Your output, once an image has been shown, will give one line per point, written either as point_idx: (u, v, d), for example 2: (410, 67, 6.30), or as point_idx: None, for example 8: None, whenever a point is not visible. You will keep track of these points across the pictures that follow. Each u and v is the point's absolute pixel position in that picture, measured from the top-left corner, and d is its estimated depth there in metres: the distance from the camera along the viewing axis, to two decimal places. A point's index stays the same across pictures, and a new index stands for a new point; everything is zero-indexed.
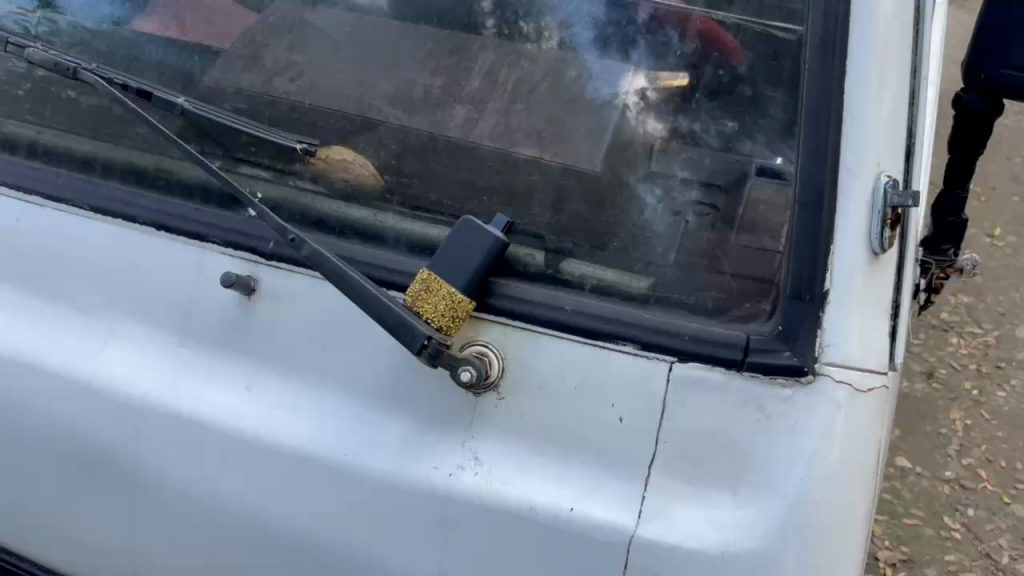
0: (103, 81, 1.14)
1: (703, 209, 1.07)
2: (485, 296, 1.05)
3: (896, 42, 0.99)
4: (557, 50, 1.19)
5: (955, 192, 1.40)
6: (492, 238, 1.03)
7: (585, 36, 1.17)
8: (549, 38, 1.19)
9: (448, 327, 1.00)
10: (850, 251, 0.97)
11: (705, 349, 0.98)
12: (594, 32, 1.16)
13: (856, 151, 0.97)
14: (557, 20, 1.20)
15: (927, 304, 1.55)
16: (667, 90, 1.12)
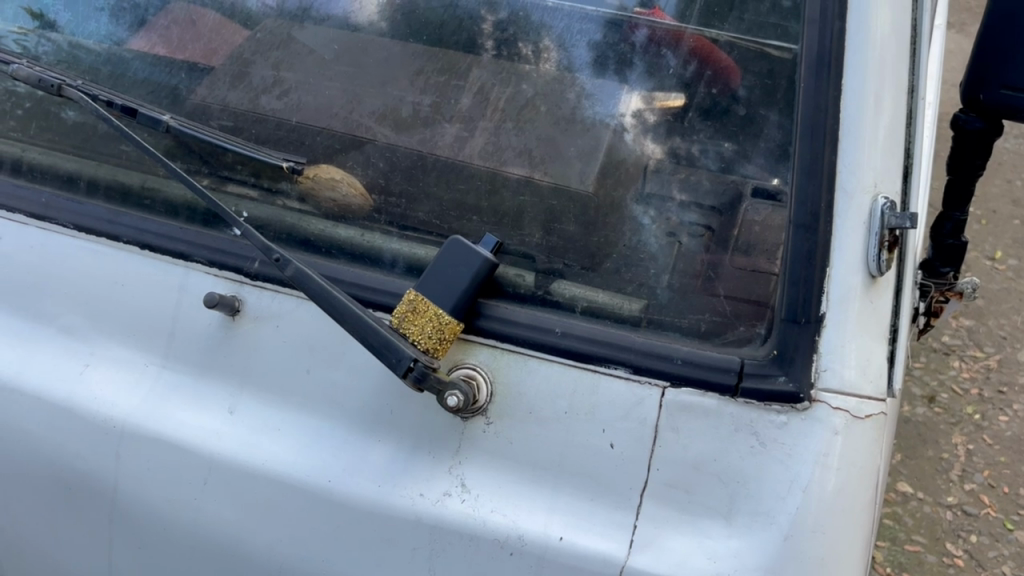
0: (87, 98, 1.13)
1: (699, 229, 1.04)
2: (478, 314, 1.03)
3: (893, 62, 0.97)
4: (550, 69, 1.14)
5: (954, 214, 1.34)
6: (481, 259, 1.01)
7: (580, 55, 1.13)
8: (548, 59, 1.14)
9: (434, 349, 0.98)
10: (846, 273, 0.94)
11: (696, 372, 0.96)
12: (592, 53, 1.12)
13: (851, 172, 0.95)
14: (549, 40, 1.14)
15: (926, 330, 1.47)
16: (665, 111, 1.09)
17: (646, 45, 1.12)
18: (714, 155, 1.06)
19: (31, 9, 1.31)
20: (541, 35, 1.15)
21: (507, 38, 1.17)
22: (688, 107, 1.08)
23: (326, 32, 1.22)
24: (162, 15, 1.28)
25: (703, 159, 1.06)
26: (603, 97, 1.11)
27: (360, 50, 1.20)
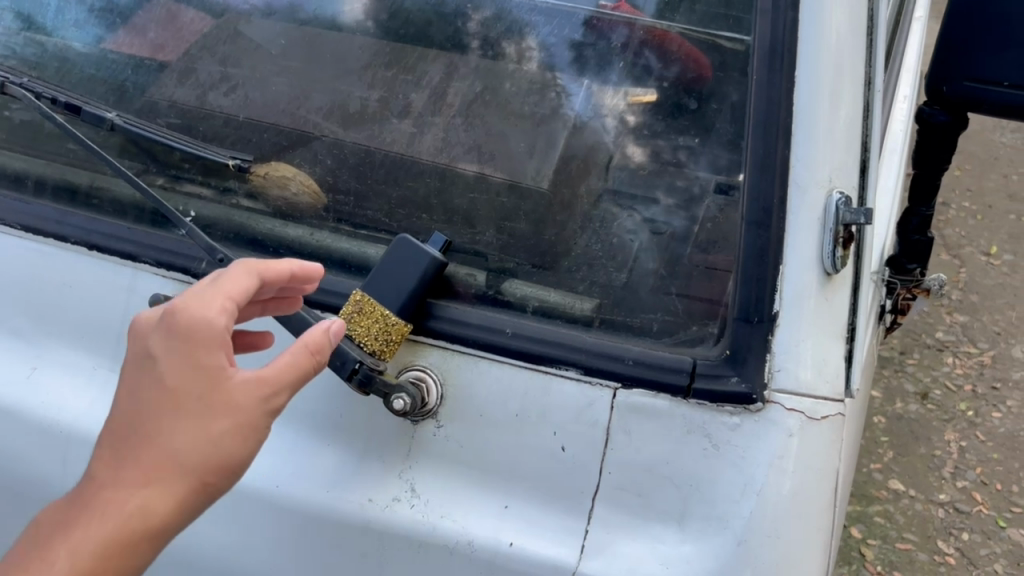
0: (30, 95, 1.09)
1: (661, 232, 1.01)
2: (433, 314, 1.00)
3: (848, 53, 0.93)
4: (496, 63, 1.12)
5: (920, 209, 1.30)
6: (429, 258, 0.98)
7: (561, 55, 1.09)
8: (531, 59, 1.10)
9: (381, 352, 0.96)
10: (800, 270, 0.91)
11: (648, 373, 0.94)
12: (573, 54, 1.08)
13: (804, 166, 0.91)
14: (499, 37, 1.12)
15: (893, 326, 1.43)
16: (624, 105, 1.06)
17: (626, 45, 1.08)
18: (671, 149, 1.03)
19: None
20: (505, 32, 1.12)
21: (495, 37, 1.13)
22: (644, 103, 1.05)
23: (276, 28, 1.19)
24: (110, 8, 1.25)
25: (659, 154, 1.03)
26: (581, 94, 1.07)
27: (310, 45, 1.17)
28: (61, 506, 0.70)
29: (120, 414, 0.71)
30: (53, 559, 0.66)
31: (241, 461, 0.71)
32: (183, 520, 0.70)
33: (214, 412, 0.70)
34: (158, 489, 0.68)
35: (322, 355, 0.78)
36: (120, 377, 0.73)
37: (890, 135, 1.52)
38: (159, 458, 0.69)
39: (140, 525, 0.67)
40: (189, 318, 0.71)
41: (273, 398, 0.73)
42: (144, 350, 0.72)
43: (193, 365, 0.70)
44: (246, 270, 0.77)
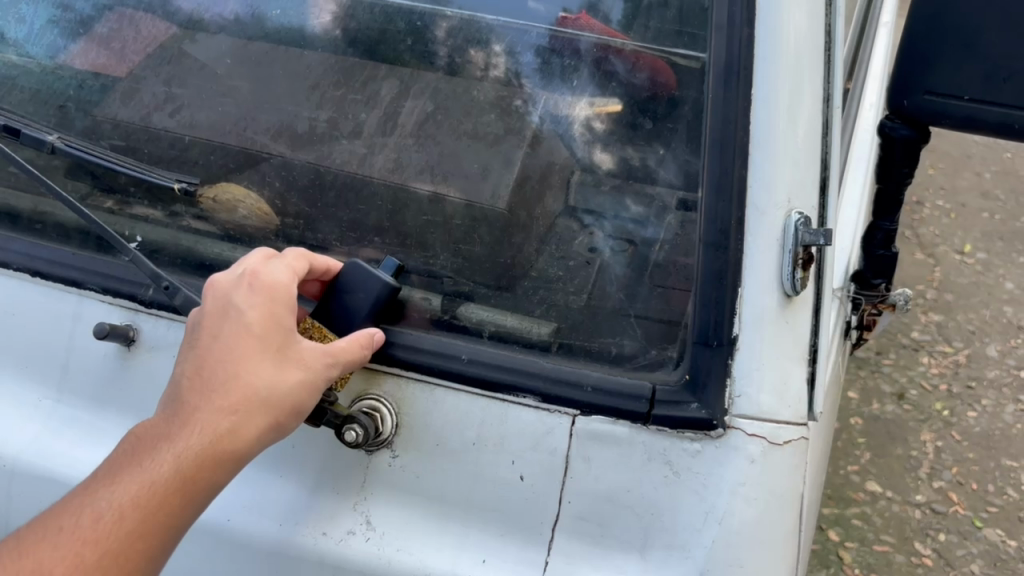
0: None
1: (613, 245, 1.00)
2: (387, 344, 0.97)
3: (805, 71, 0.91)
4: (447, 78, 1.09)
5: (884, 221, 1.30)
6: (380, 287, 0.95)
7: (527, 59, 1.06)
8: (498, 66, 1.06)
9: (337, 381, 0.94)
10: (759, 293, 0.89)
11: (607, 400, 0.91)
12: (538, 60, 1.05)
13: (762, 187, 0.89)
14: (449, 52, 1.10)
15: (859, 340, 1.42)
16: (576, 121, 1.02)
17: (591, 49, 1.04)
18: (629, 160, 1.00)
19: None
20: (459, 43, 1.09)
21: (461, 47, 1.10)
22: (601, 114, 1.01)
23: (220, 45, 1.15)
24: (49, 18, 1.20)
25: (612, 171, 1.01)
26: (547, 101, 1.04)
27: (255, 62, 1.14)
28: (151, 431, 0.80)
29: (210, 351, 0.83)
30: (157, 471, 0.77)
31: (309, 406, 0.85)
32: (267, 442, 0.83)
33: (292, 362, 0.85)
34: (247, 420, 0.81)
35: (371, 351, 0.92)
36: (206, 320, 0.86)
37: (854, 151, 1.50)
38: (249, 388, 0.82)
39: (233, 441, 0.80)
40: (270, 283, 0.88)
41: (340, 358, 0.88)
42: (231, 299, 0.86)
43: (282, 321, 0.86)
44: (300, 257, 0.93)
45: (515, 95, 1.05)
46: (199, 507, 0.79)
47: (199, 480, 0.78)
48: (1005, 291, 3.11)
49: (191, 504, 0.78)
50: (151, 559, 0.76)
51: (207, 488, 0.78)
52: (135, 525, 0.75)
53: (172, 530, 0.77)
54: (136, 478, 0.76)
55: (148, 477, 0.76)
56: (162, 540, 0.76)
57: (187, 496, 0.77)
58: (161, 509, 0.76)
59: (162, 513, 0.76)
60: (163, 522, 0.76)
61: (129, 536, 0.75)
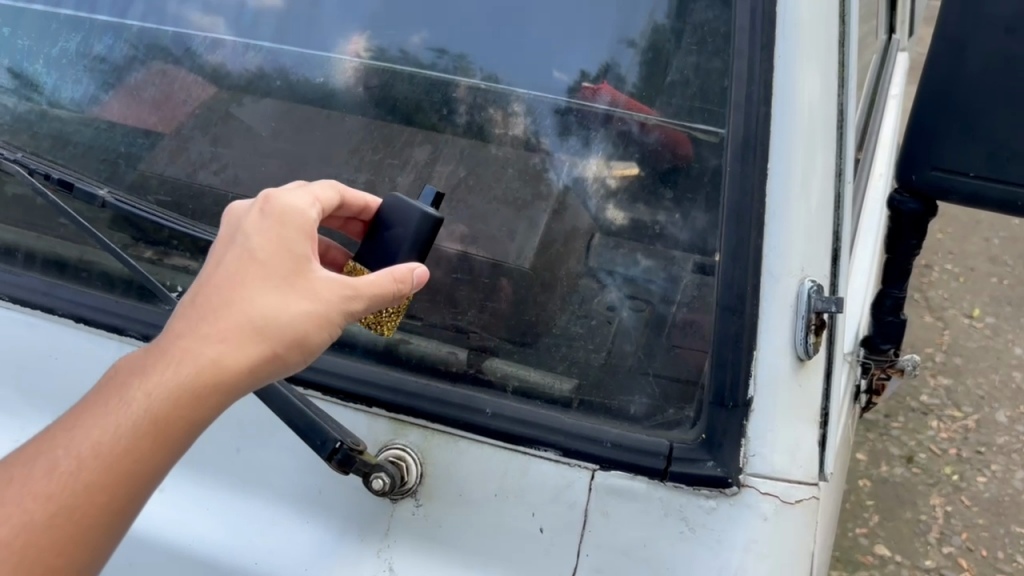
0: (24, 172, 1.12)
1: (630, 305, 1.04)
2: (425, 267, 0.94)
3: (819, 148, 0.97)
4: (479, 143, 1.14)
5: (892, 290, 1.33)
6: (417, 227, 0.94)
7: (546, 125, 1.11)
8: (515, 124, 1.12)
9: (376, 322, 0.98)
10: (774, 357, 0.93)
11: (626, 456, 0.95)
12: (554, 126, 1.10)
13: (777, 257, 0.94)
14: (478, 115, 1.15)
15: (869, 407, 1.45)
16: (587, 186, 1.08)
17: (606, 114, 1.08)
18: (638, 219, 1.05)
19: None
20: (488, 109, 1.14)
21: (474, 111, 1.15)
22: (621, 180, 1.06)
23: (268, 109, 1.22)
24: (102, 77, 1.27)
25: (625, 230, 1.05)
26: (566, 165, 1.09)
27: (297, 125, 1.20)
28: (130, 367, 0.70)
29: (206, 279, 0.74)
30: (125, 412, 0.68)
31: (315, 341, 0.74)
32: (259, 378, 0.72)
33: (295, 291, 0.74)
34: (235, 351, 0.70)
35: (407, 287, 0.83)
36: (215, 247, 0.78)
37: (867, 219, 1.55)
38: (240, 317, 0.71)
39: (214, 375, 0.69)
40: (283, 207, 0.79)
41: (358, 293, 0.77)
42: (239, 227, 0.78)
43: (295, 247, 0.77)
44: (327, 187, 0.91)
45: (541, 159, 1.11)
46: (175, 453, 0.69)
47: (173, 421, 0.68)
48: (1014, 355, 3.12)
49: (166, 449, 0.68)
50: (114, 513, 0.67)
51: (182, 431, 0.69)
52: (95, 473, 0.66)
53: (145, 479, 0.68)
54: (101, 418, 0.68)
55: (114, 418, 0.68)
56: (128, 492, 0.67)
57: (160, 439, 0.68)
58: (126, 454, 0.67)
59: (130, 458, 0.67)
60: (132, 467, 0.67)
61: (88, 485, 0.66)
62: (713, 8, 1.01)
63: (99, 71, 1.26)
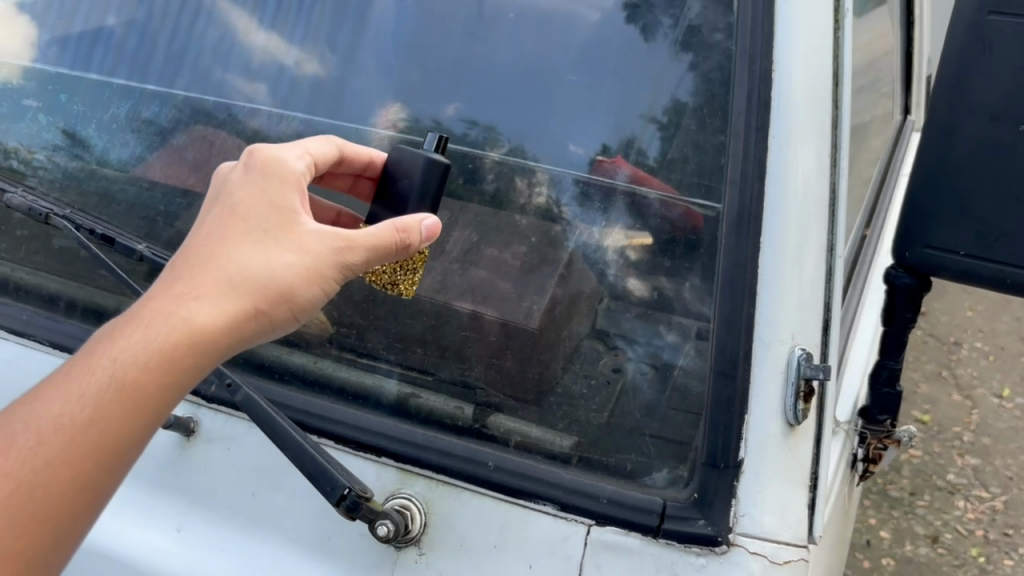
0: (70, 227, 1.21)
1: (636, 366, 1.09)
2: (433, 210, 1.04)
3: (810, 222, 1.02)
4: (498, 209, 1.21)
5: (890, 362, 1.31)
6: (422, 175, 1.03)
7: (568, 191, 1.18)
8: (540, 194, 1.19)
9: (391, 284, 1.07)
10: (764, 422, 0.98)
11: (621, 512, 0.99)
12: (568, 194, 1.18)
13: (768, 325, 0.99)
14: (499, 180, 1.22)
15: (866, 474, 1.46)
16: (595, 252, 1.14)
17: (627, 188, 1.15)
18: (658, 289, 1.10)
19: (33, 128, 1.40)
20: (515, 181, 1.21)
21: (511, 183, 1.21)
22: (630, 244, 1.13)
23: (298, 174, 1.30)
24: (148, 141, 1.36)
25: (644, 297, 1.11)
26: (580, 232, 1.16)
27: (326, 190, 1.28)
28: (114, 325, 0.77)
29: (191, 242, 0.82)
30: (94, 376, 0.74)
31: (300, 292, 0.81)
32: (241, 329, 0.78)
33: (277, 245, 0.82)
34: (215, 304, 0.77)
35: (406, 235, 0.93)
36: (202, 211, 0.86)
37: (865, 298, 1.62)
38: (212, 278, 0.78)
39: (191, 330, 0.75)
40: (268, 165, 0.89)
41: (344, 247, 0.85)
42: (223, 189, 0.87)
43: (273, 208, 0.85)
44: (326, 144, 1.05)
45: (558, 227, 1.17)
46: (155, 406, 0.75)
47: (155, 370, 0.74)
48: None
49: (132, 411, 0.74)
50: (89, 471, 0.72)
51: (150, 390, 0.74)
52: (63, 438, 0.72)
53: (113, 443, 0.73)
54: (70, 385, 0.74)
55: (81, 384, 0.73)
56: (91, 460, 0.72)
57: (142, 389, 0.74)
58: (95, 414, 0.72)
59: (98, 423, 0.73)
60: (99, 433, 0.73)
61: (54, 452, 0.71)
62: (714, 93, 1.10)
63: (147, 138, 1.36)
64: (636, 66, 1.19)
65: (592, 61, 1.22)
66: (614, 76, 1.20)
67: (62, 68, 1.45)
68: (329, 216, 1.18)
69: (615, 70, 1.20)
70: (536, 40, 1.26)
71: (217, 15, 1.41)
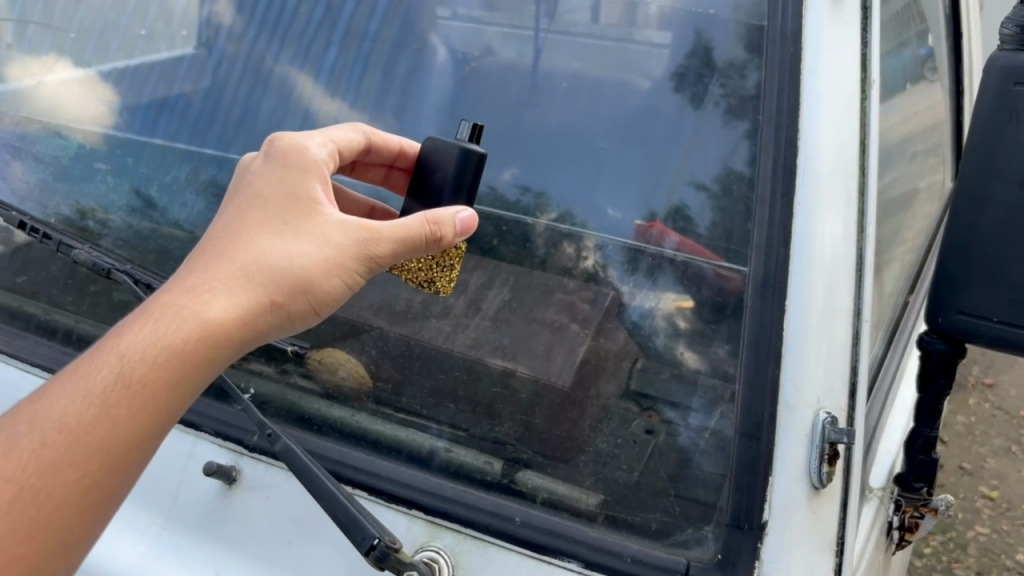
0: (129, 280, 1.30)
1: (681, 433, 1.10)
2: (466, 199, 1.12)
3: (838, 284, 1.04)
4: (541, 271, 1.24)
5: (924, 429, 1.31)
6: (457, 162, 1.11)
7: (615, 255, 1.21)
8: (586, 258, 1.22)
9: (428, 281, 1.15)
10: (789, 484, 0.99)
11: (644, 571, 1.00)
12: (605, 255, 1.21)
13: (794, 388, 1.01)
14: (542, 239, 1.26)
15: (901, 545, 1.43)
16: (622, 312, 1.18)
17: (662, 253, 1.18)
18: (719, 362, 1.10)
19: (100, 188, 1.48)
20: (563, 246, 1.24)
21: (558, 240, 1.25)
22: (677, 310, 1.15)
23: None
24: (208, 201, 1.44)
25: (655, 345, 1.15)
26: (618, 293, 1.19)
27: None
28: (130, 320, 0.87)
29: (207, 244, 0.93)
30: (101, 375, 0.83)
31: (314, 285, 0.92)
32: (252, 321, 0.88)
33: (291, 241, 0.93)
34: (224, 301, 0.87)
35: (438, 229, 1.02)
36: (222, 209, 0.99)
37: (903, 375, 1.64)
38: (219, 278, 0.89)
39: (202, 321, 0.85)
40: (287, 160, 1.02)
41: (366, 239, 0.97)
42: (241, 187, 0.99)
43: (281, 211, 0.96)
44: (354, 131, 1.17)
45: (600, 287, 1.20)
46: (167, 396, 0.84)
47: (165, 359, 0.84)
48: None
49: (137, 406, 0.83)
50: (105, 458, 0.81)
51: (161, 381, 0.84)
52: (69, 438, 0.81)
53: (118, 441, 0.82)
54: (79, 384, 0.83)
55: (90, 384, 0.83)
56: (97, 457, 0.81)
57: (155, 381, 0.83)
58: (108, 404, 0.82)
59: (103, 420, 0.82)
60: (104, 431, 0.81)
61: (60, 453, 0.80)
62: (741, 160, 1.14)
63: (206, 198, 1.44)
64: (681, 132, 1.23)
65: (630, 128, 1.27)
66: (653, 142, 1.24)
67: (131, 133, 1.54)
68: (364, 209, 1.28)
69: (648, 139, 1.25)
70: (587, 104, 1.31)
71: (273, 82, 1.50)
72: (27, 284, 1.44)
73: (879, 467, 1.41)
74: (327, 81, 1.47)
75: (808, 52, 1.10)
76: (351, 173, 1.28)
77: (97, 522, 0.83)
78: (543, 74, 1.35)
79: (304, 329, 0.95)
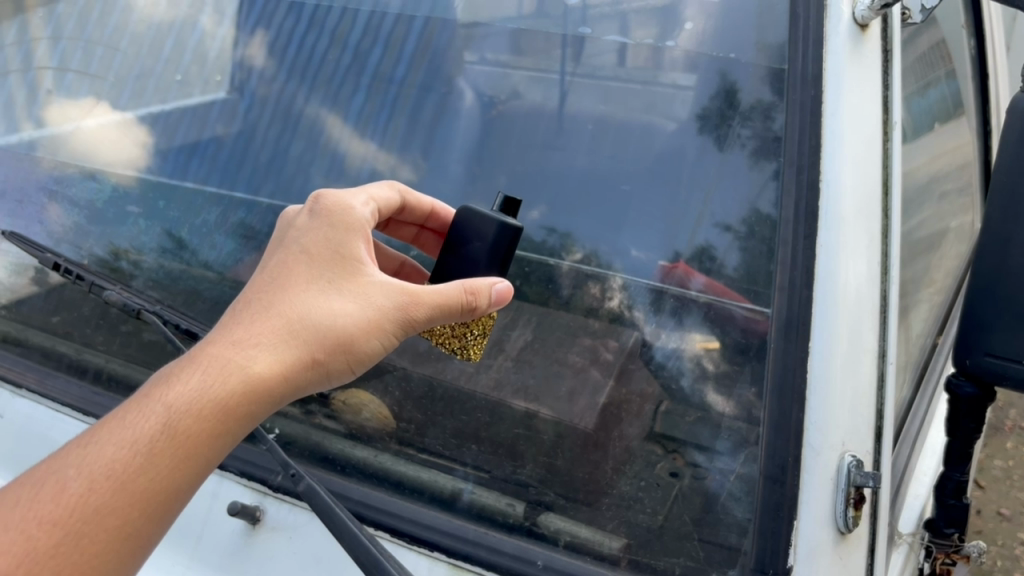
0: (158, 321, 1.32)
1: (707, 476, 1.09)
2: (502, 271, 1.13)
3: (861, 328, 1.04)
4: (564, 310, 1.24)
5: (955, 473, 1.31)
6: (496, 233, 1.12)
7: (641, 296, 1.20)
8: (612, 297, 1.22)
9: (461, 347, 1.15)
10: (814, 528, 1.00)
11: None
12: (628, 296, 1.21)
13: (820, 432, 1.01)
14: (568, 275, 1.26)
15: None
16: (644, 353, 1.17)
17: (683, 294, 1.18)
18: (748, 405, 1.08)
19: (132, 230, 1.51)
20: (589, 286, 1.24)
21: (582, 279, 1.25)
22: (704, 352, 1.14)
23: None
24: (237, 242, 1.46)
25: (682, 390, 1.14)
26: (644, 334, 1.18)
27: None
28: (175, 369, 0.89)
29: (253, 296, 0.95)
30: (147, 424, 0.84)
31: (353, 344, 0.94)
32: (292, 378, 0.90)
33: (334, 298, 0.95)
34: (267, 356, 0.89)
35: (473, 297, 1.04)
36: (265, 262, 1.01)
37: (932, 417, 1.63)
38: (264, 332, 0.90)
39: (246, 375, 0.87)
40: (331, 215, 1.04)
41: (404, 301, 0.99)
42: (286, 241, 1.01)
43: (325, 269, 0.98)
44: (389, 188, 1.20)
45: (625, 328, 1.19)
46: (207, 447, 0.86)
47: (209, 411, 0.85)
48: None
49: (181, 457, 0.84)
50: (146, 507, 0.82)
51: (204, 432, 0.85)
52: (113, 485, 0.82)
53: (159, 490, 0.83)
54: (125, 432, 0.84)
55: (136, 431, 0.84)
56: (139, 504, 0.82)
57: (198, 431, 0.85)
58: (152, 452, 0.83)
59: (148, 469, 0.82)
60: (147, 479, 0.82)
61: (105, 499, 0.81)
62: (762, 204, 1.15)
63: (236, 239, 1.47)
64: (707, 173, 1.23)
65: (652, 171, 1.28)
66: (676, 185, 1.25)
67: (163, 177, 1.57)
68: (394, 263, 1.29)
69: (671, 183, 1.26)
70: (608, 147, 1.32)
71: (302, 126, 1.53)
72: (60, 323, 1.46)
73: (908, 513, 1.39)
74: (355, 122, 1.49)
75: (828, 95, 1.10)
76: (385, 230, 1.31)
77: (132, 568, 0.84)
78: (569, 116, 1.36)
79: (339, 386, 0.97)
